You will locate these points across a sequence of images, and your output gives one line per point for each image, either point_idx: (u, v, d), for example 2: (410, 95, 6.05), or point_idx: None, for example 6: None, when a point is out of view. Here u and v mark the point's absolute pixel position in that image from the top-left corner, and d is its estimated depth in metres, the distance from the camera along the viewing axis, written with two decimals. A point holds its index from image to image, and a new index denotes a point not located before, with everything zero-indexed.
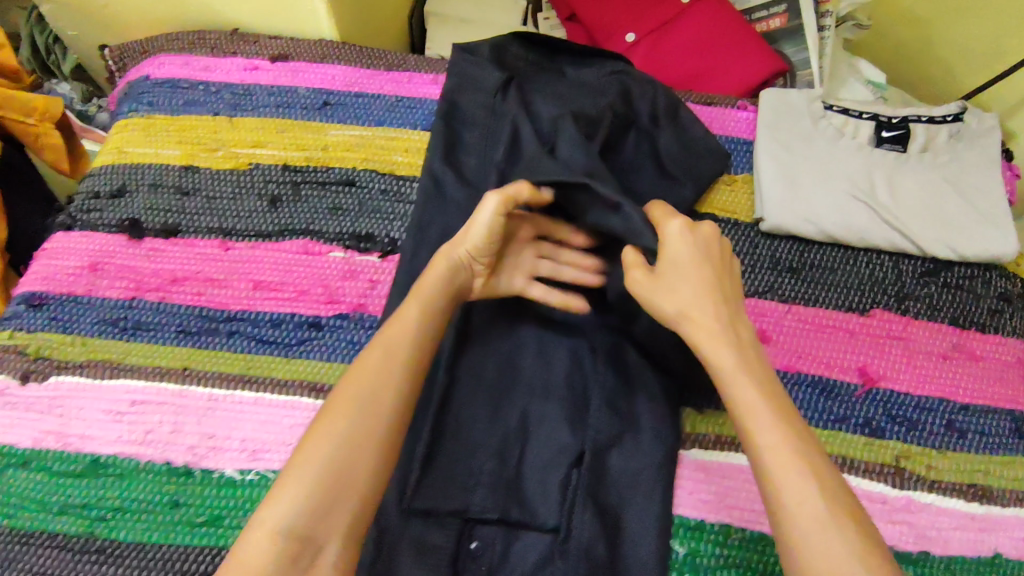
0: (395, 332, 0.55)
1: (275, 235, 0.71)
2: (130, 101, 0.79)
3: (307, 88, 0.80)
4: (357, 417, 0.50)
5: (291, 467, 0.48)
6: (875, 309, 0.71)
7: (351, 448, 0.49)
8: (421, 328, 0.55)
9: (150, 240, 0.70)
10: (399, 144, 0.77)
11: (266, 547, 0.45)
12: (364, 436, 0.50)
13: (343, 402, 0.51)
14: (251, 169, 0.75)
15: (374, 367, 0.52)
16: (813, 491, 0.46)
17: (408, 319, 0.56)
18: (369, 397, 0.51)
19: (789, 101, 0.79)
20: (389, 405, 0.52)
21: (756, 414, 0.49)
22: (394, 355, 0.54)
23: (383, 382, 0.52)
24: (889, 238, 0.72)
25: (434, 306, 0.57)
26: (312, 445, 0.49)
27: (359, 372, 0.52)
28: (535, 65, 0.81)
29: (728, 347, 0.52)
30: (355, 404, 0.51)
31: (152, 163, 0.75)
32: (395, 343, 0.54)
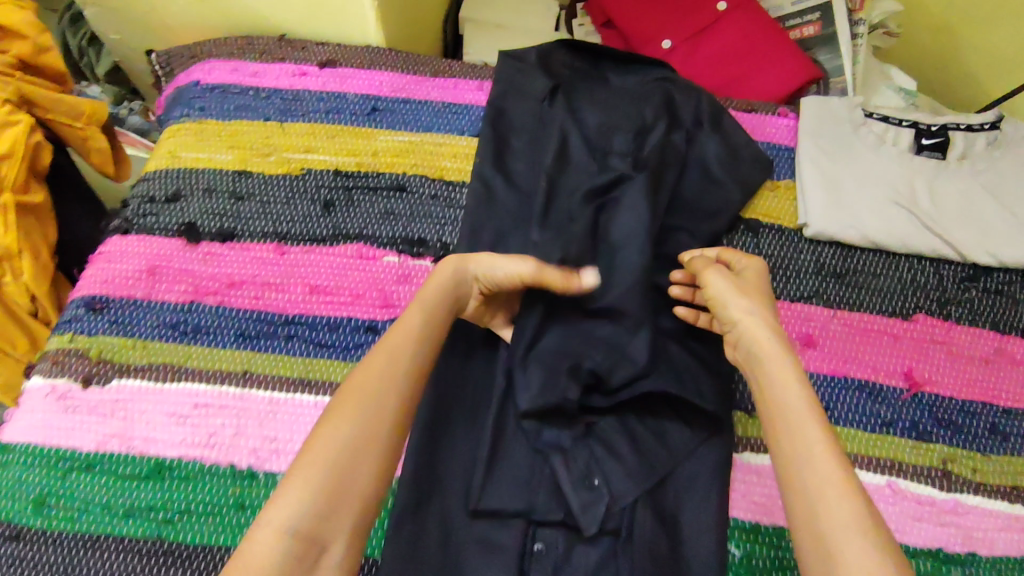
0: (402, 337, 0.53)
1: (329, 240, 0.72)
2: (180, 105, 0.80)
3: (356, 94, 0.81)
4: (363, 417, 0.48)
5: (295, 468, 0.45)
6: (919, 314, 0.72)
7: (358, 450, 0.46)
8: (421, 337, 0.54)
9: (206, 244, 0.71)
10: (447, 150, 0.78)
11: (269, 542, 0.41)
12: (369, 438, 0.47)
13: (348, 400, 0.48)
14: (303, 175, 0.76)
15: (379, 368, 0.51)
16: (846, 496, 0.45)
17: (407, 324, 0.55)
18: (376, 399, 0.49)
19: (830, 109, 0.80)
20: (394, 407, 0.49)
21: (793, 419, 0.50)
22: (397, 357, 0.52)
23: (389, 385, 0.50)
24: (930, 244, 0.74)
25: (436, 315, 0.56)
26: (318, 445, 0.46)
27: (365, 372, 0.50)
28: (580, 70, 0.82)
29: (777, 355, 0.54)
30: (360, 405, 0.48)
31: (206, 168, 0.76)
32: (398, 347, 0.52)
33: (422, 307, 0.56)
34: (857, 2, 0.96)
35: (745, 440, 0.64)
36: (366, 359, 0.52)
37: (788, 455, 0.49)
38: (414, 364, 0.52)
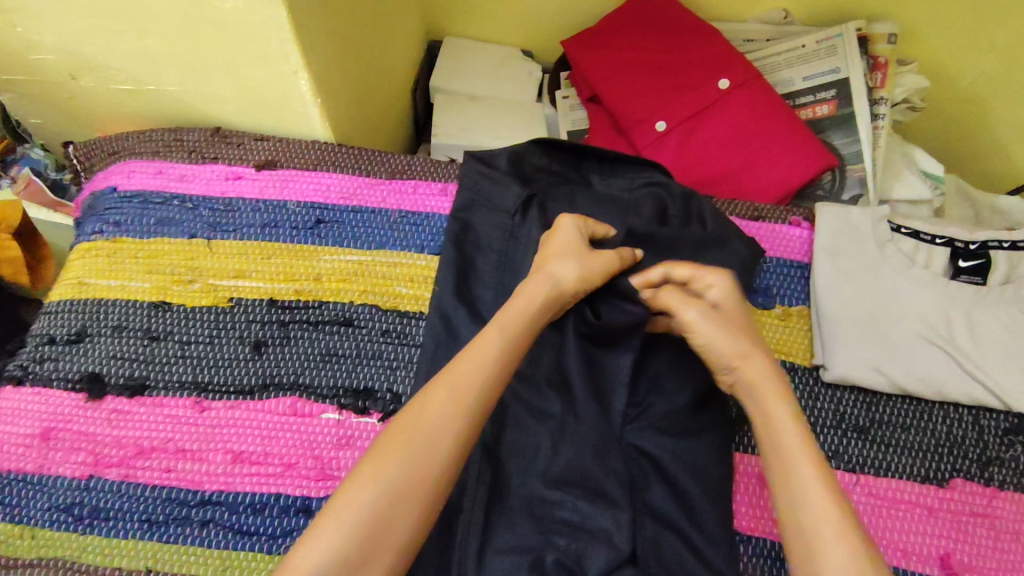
0: (465, 369, 0.50)
1: (258, 392, 0.61)
2: (95, 218, 0.69)
3: (298, 202, 0.70)
4: (414, 451, 0.46)
5: (342, 495, 0.45)
6: (956, 479, 0.61)
7: (403, 488, 0.45)
8: (489, 369, 0.51)
9: (112, 398, 0.61)
10: (403, 272, 0.67)
11: None
12: (418, 471, 0.46)
13: (403, 433, 0.47)
14: (232, 306, 0.64)
15: (443, 401, 0.48)
16: (823, 499, 0.47)
17: (481, 351, 0.51)
18: (428, 433, 0.47)
19: (850, 222, 0.69)
20: (447, 442, 0.47)
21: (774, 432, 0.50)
22: (459, 392, 0.49)
23: (444, 422, 0.48)
24: (968, 392, 0.63)
25: (515, 337, 0.53)
26: (372, 474, 0.45)
27: (423, 404, 0.49)
28: (559, 175, 0.71)
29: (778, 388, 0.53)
30: (411, 441, 0.47)
31: (117, 300, 0.65)
32: (462, 382, 0.49)
33: (506, 319, 0.54)
34: (879, 78, 0.85)
35: None
36: (428, 391, 0.50)
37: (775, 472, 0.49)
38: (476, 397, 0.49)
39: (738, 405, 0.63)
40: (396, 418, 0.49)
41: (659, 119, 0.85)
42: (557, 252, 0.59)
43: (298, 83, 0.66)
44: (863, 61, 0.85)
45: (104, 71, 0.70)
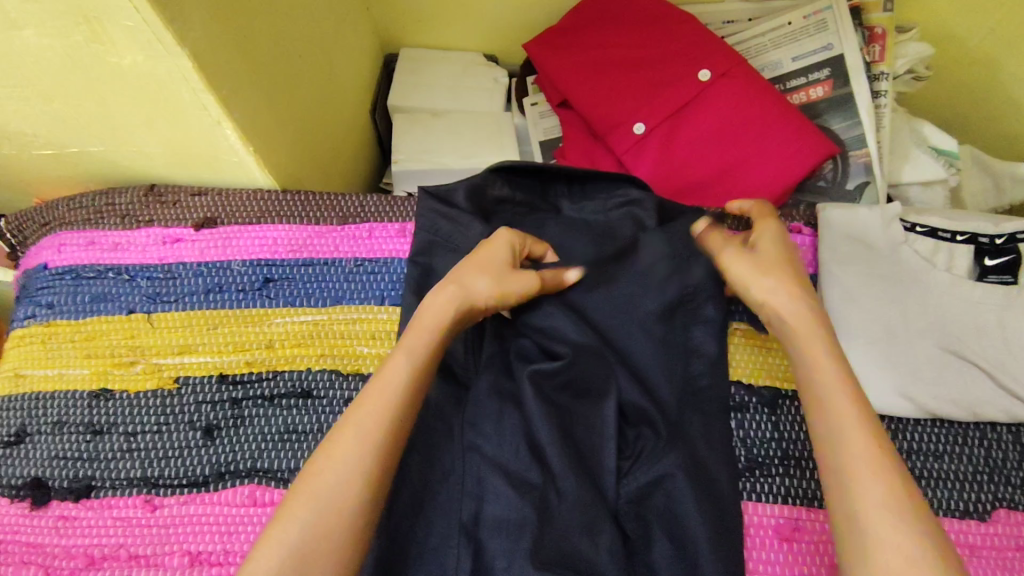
0: (365, 412, 0.45)
1: (213, 482, 0.55)
2: (27, 301, 0.64)
3: (243, 261, 0.64)
4: (327, 504, 0.42)
5: (250, 565, 0.40)
6: (999, 510, 0.54)
7: (313, 546, 0.40)
8: (396, 405, 0.46)
9: (57, 504, 0.55)
10: (363, 329, 0.61)
11: None
12: (330, 526, 0.41)
13: (312, 484, 0.42)
14: (178, 387, 0.59)
15: (348, 444, 0.44)
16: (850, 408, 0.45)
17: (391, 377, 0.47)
18: (333, 485, 0.42)
19: (859, 226, 0.62)
20: (356, 491, 0.42)
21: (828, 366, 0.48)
22: (364, 433, 0.44)
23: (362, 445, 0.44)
24: (1005, 410, 0.55)
25: (425, 365, 0.49)
26: (275, 534, 0.41)
27: (323, 457, 0.44)
28: (524, 204, 0.65)
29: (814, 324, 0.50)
30: (316, 495, 0.42)
31: (56, 392, 0.59)
32: (361, 422, 0.45)
33: (410, 343, 0.49)
34: (877, 51, 0.77)
35: None
36: (332, 434, 0.45)
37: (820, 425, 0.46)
38: (385, 437, 0.45)
39: (745, 446, 0.56)
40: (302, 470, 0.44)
41: (635, 121, 0.77)
42: (480, 263, 0.54)
43: (224, 133, 0.60)
44: (858, 34, 0.76)
45: (18, 140, 0.64)
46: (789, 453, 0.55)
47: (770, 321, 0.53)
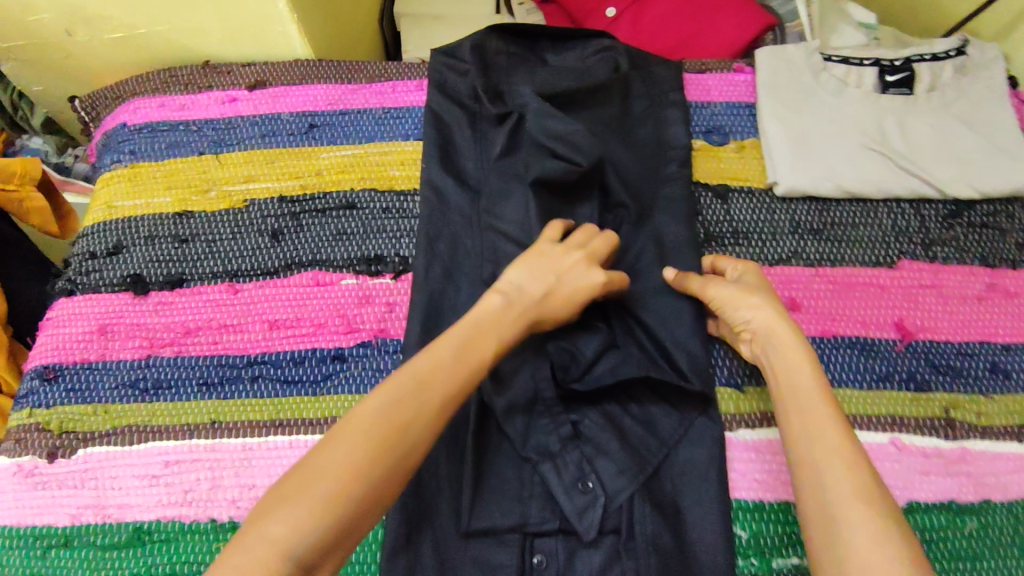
0: (414, 370, 0.50)
1: (283, 271, 0.69)
2: (111, 152, 0.76)
3: (290, 112, 0.77)
4: (387, 439, 0.46)
5: (276, 510, 0.42)
6: (904, 260, 0.69)
7: (346, 484, 0.43)
8: (448, 374, 0.50)
9: (156, 293, 0.68)
10: (394, 158, 0.75)
11: (266, 557, 0.40)
12: (377, 465, 0.45)
13: (375, 429, 0.46)
14: (246, 206, 0.72)
15: (418, 378, 0.49)
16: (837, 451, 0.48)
17: (441, 349, 0.52)
18: (384, 420, 0.47)
19: (788, 58, 0.77)
20: (399, 430, 0.47)
21: (817, 416, 0.50)
22: (424, 380, 0.49)
23: (397, 400, 0.48)
24: (907, 185, 0.70)
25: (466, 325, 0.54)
26: (314, 466, 0.44)
27: (366, 405, 0.47)
28: (517, 56, 0.78)
29: (801, 363, 0.54)
30: (358, 431, 0.46)
31: (145, 215, 0.72)
32: (432, 372, 0.50)
33: (481, 324, 0.54)
34: None
35: (736, 418, 0.62)
36: (392, 377, 0.50)
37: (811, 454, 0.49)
38: (449, 394, 0.50)
39: (704, 227, 0.71)
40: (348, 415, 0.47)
41: (608, 8, 0.94)
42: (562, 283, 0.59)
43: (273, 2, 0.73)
44: None
45: (96, 20, 0.77)
46: (740, 230, 0.71)
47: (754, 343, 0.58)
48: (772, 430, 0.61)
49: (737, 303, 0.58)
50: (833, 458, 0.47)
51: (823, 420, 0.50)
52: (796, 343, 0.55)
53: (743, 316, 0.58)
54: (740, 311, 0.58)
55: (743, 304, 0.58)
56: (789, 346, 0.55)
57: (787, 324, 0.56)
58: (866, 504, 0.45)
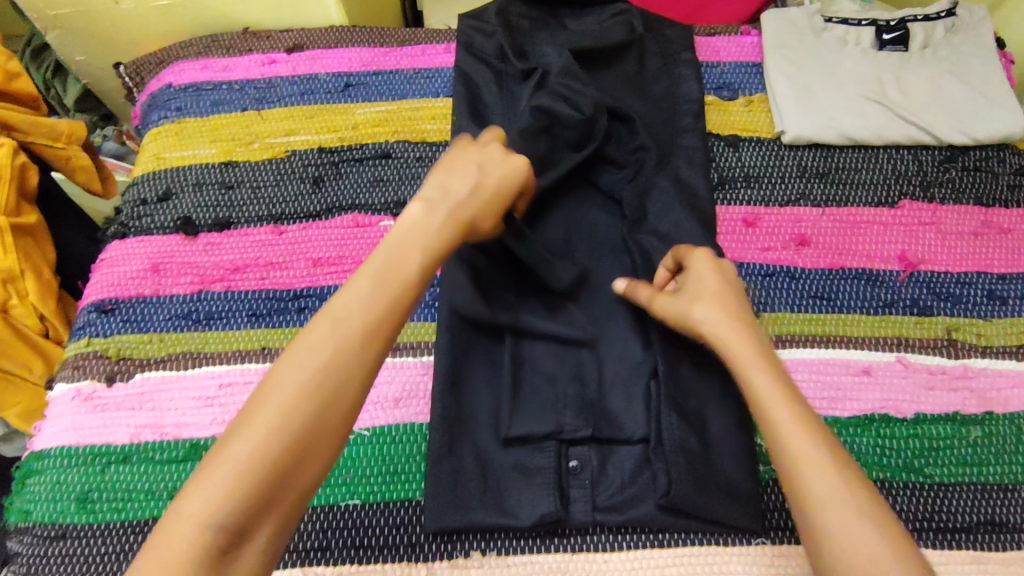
0: (330, 322, 0.46)
1: (324, 213, 0.73)
2: (158, 109, 0.81)
3: (327, 72, 0.82)
4: (297, 402, 0.43)
5: (194, 485, 0.40)
6: (904, 199, 0.74)
7: (264, 451, 0.41)
8: (366, 320, 0.46)
9: (205, 235, 0.72)
10: (426, 113, 0.80)
11: (190, 538, 0.39)
12: (307, 428, 0.43)
13: (280, 394, 0.43)
14: (289, 156, 0.77)
15: (332, 327, 0.46)
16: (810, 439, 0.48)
17: (361, 290, 0.47)
18: (301, 374, 0.44)
19: (791, 19, 0.82)
20: (315, 379, 0.44)
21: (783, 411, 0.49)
22: (341, 325, 0.46)
23: (312, 350, 0.44)
24: (905, 131, 0.76)
25: (389, 260, 0.49)
26: (231, 439, 0.42)
27: (287, 359, 0.45)
28: (539, 19, 0.83)
29: (753, 355, 0.54)
30: (274, 394, 0.43)
31: (192, 165, 0.76)
32: (349, 315, 0.46)
33: (397, 251, 0.50)
34: None
35: None
36: (311, 324, 0.46)
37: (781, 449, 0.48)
38: (372, 330, 0.46)
39: (719, 171, 0.76)
40: (255, 391, 0.44)
41: None
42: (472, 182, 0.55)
43: None
44: None
45: None
46: (751, 175, 0.76)
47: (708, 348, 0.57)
48: (787, 351, 0.66)
49: (681, 307, 0.58)
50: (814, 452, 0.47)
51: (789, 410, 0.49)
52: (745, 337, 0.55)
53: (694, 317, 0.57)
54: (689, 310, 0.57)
55: (689, 306, 0.58)
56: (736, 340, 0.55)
57: (732, 321, 0.56)
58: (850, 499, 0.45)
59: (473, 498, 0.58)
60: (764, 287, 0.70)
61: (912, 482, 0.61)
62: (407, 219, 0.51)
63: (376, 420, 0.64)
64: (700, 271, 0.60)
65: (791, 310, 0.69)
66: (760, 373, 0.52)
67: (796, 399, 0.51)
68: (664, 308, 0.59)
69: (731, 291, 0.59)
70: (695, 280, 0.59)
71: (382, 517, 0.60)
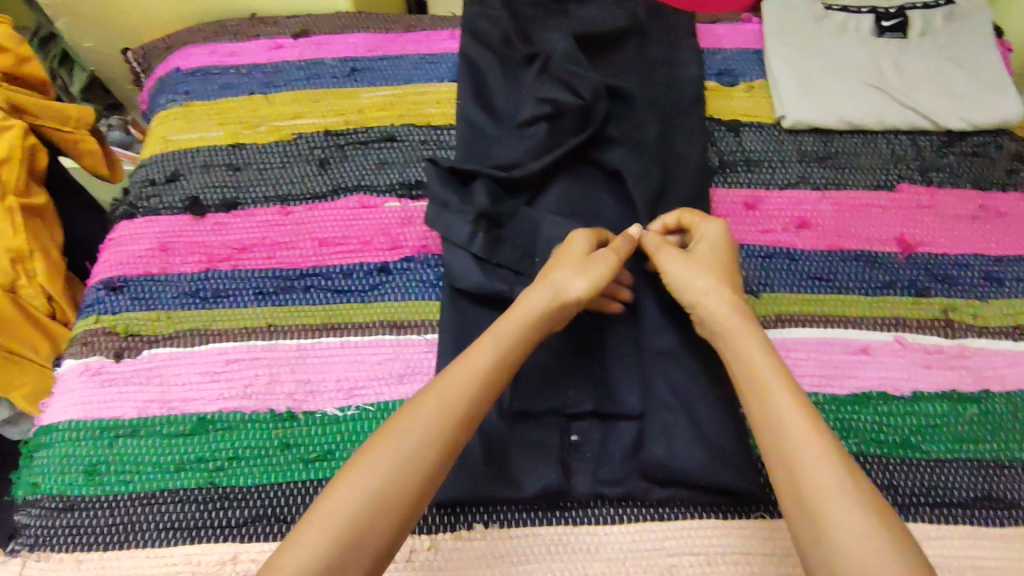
0: (438, 393, 0.50)
1: (330, 195, 0.74)
2: (166, 93, 0.82)
3: (333, 57, 0.83)
4: (395, 465, 0.46)
5: (301, 534, 0.43)
6: (903, 183, 0.75)
7: (371, 511, 0.44)
8: (470, 398, 0.50)
9: (212, 215, 0.73)
10: (431, 97, 0.80)
11: None
12: (408, 497, 0.46)
13: (381, 457, 0.46)
14: (295, 138, 0.78)
15: (443, 398, 0.49)
16: (795, 411, 0.48)
17: (472, 368, 0.52)
18: (412, 440, 0.47)
19: (791, 7, 0.84)
20: (425, 450, 0.47)
21: (769, 386, 0.50)
22: (449, 401, 0.49)
23: (426, 420, 0.48)
24: (903, 116, 0.77)
25: (500, 341, 0.54)
26: (340, 492, 0.45)
27: (399, 424, 0.48)
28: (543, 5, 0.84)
29: (742, 330, 0.54)
30: (387, 455, 0.46)
31: (200, 147, 0.77)
32: (458, 393, 0.50)
33: (502, 333, 0.54)
34: None
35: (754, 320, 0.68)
36: (422, 395, 0.50)
37: (763, 413, 0.49)
38: (475, 411, 0.50)
39: (719, 155, 0.77)
40: (368, 446, 0.47)
41: None
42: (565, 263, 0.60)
43: None
44: None
45: None
46: (752, 159, 0.77)
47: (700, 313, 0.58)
48: (785, 331, 0.67)
49: (684, 272, 0.60)
50: (796, 423, 0.48)
51: (778, 385, 0.50)
52: (739, 311, 0.56)
53: (693, 286, 0.59)
54: (692, 279, 0.59)
55: (692, 273, 0.59)
56: (736, 310, 0.56)
57: (732, 295, 0.57)
58: (834, 471, 0.45)
59: (477, 470, 0.59)
60: (763, 269, 0.71)
61: (909, 458, 0.62)
62: (517, 306, 0.56)
63: (380, 396, 0.64)
64: (708, 245, 0.62)
65: (791, 291, 0.70)
66: (751, 347, 0.53)
67: (784, 373, 0.51)
68: (669, 268, 0.61)
69: (730, 271, 0.61)
70: (702, 252, 0.61)
71: None
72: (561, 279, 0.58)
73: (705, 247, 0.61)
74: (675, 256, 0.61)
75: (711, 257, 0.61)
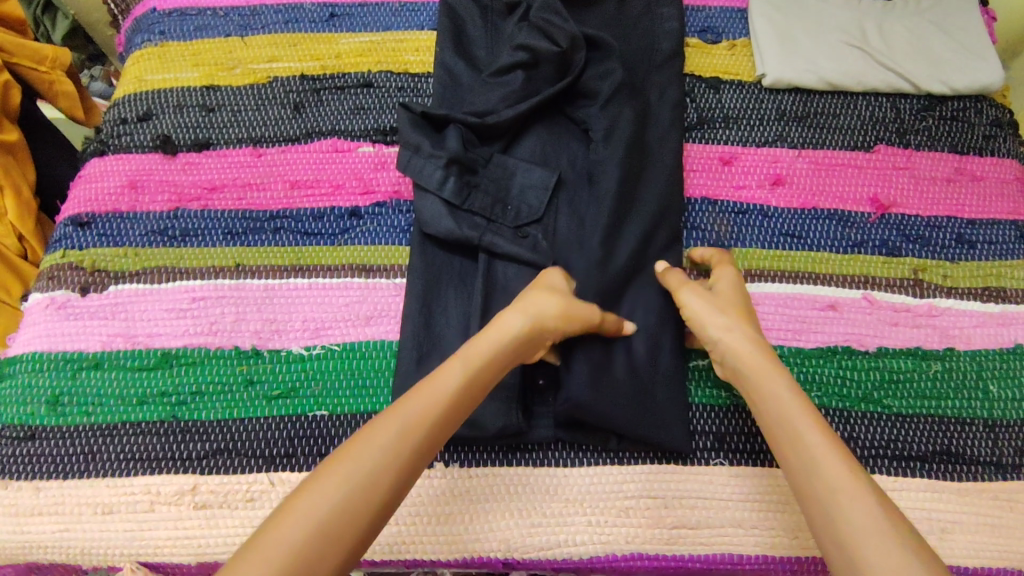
0: (405, 414, 0.46)
1: (303, 138, 0.73)
2: (142, 33, 0.81)
3: (313, 2, 0.82)
4: (351, 486, 0.42)
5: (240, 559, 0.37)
6: (880, 145, 0.75)
7: (319, 536, 0.39)
8: (433, 423, 0.47)
9: (183, 155, 0.73)
10: (410, 45, 0.79)
11: None
12: (361, 523, 0.41)
13: (340, 476, 0.42)
14: (270, 81, 0.77)
15: (409, 419, 0.46)
16: (841, 470, 0.45)
17: (436, 391, 0.48)
18: (373, 463, 0.43)
19: None
20: (384, 478, 0.43)
21: (809, 441, 0.48)
22: (413, 424, 0.46)
23: (390, 442, 0.44)
24: (883, 78, 0.76)
25: (476, 366, 0.51)
26: (293, 511, 0.40)
27: (361, 445, 0.44)
28: None
29: (776, 380, 0.53)
30: (347, 475, 0.42)
31: (173, 87, 0.76)
32: (423, 415, 0.46)
33: (472, 356, 0.51)
34: None
35: None
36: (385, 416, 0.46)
37: (799, 466, 0.47)
38: (436, 437, 0.47)
39: (697, 111, 0.76)
40: (324, 466, 0.43)
41: None
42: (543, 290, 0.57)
43: None
44: None
45: None
46: (730, 116, 0.76)
47: (724, 357, 0.57)
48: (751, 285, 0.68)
49: (707, 310, 0.58)
50: (847, 481, 0.45)
51: (818, 441, 0.48)
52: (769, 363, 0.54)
53: (713, 328, 0.58)
54: (711, 318, 0.58)
55: (715, 314, 0.58)
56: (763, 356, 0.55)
57: (755, 340, 0.56)
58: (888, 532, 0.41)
59: None
60: (733, 224, 0.71)
61: (870, 412, 0.63)
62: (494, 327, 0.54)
63: (345, 337, 0.64)
64: (722, 284, 0.61)
65: (761, 247, 0.70)
66: (788, 400, 0.51)
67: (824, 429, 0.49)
68: (692, 305, 0.59)
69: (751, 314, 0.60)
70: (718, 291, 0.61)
71: (349, 427, 0.61)
72: (537, 298, 0.56)
73: (723, 289, 0.61)
74: (694, 292, 0.60)
75: (732, 299, 0.60)
